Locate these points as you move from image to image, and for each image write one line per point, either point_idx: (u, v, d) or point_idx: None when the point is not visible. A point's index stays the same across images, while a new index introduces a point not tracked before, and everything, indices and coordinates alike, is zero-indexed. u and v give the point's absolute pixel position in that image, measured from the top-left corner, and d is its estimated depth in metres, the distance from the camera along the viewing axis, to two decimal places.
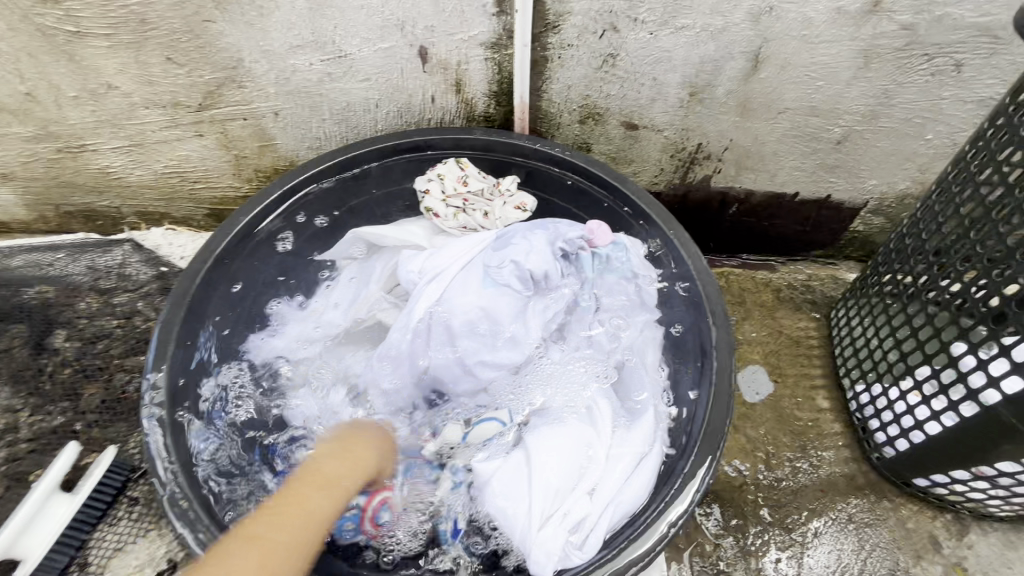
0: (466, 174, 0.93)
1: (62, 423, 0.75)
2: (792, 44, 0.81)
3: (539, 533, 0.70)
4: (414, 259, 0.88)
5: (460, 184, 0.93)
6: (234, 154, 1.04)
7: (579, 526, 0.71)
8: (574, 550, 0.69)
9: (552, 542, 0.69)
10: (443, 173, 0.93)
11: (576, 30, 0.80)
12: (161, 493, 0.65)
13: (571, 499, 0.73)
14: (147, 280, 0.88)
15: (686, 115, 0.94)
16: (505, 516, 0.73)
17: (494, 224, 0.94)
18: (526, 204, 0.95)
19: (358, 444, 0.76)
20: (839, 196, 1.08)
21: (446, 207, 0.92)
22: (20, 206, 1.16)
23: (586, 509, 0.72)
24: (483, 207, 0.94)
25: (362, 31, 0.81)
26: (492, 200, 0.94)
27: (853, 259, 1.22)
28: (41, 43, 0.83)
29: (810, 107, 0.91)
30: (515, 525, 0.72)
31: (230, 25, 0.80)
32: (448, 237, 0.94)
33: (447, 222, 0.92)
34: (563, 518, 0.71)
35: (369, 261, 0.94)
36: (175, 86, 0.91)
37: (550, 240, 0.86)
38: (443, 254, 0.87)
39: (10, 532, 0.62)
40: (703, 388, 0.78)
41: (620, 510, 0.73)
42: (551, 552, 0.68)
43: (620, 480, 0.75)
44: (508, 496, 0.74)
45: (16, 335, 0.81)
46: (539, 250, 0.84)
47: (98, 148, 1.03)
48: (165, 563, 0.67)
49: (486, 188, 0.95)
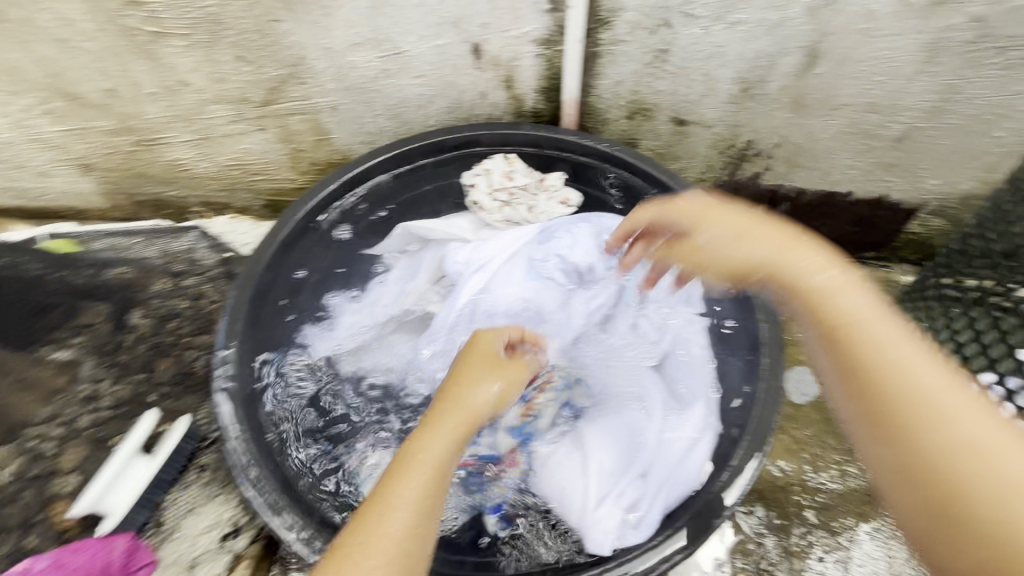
0: (512, 169, 0.96)
1: (138, 393, 0.81)
2: (852, 38, 0.79)
3: (596, 512, 0.73)
4: (461, 250, 0.93)
5: (506, 178, 0.97)
6: (293, 147, 1.09)
7: (633, 507, 0.74)
8: (630, 530, 0.72)
9: (607, 521, 0.72)
10: (489, 168, 0.96)
11: (628, 26, 0.80)
12: (233, 458, 0.72)
13: (625, 481, 0.75)
14: (211, 264, 0.96)
15: (737, 111, 0.93)
16: (563, 495, 0.76)
17: (538, 218, 0.98)
18: (570, 198, 0.98)
19: (461, 386, 0.63)
20: (897, 196, 1.04)
21: (491, 200, 0.96)
22: (98, 194, 1.25)
23: (640, 492, 0.74)
24: (528, 201, 0.97)
25: (419, 29, 0.84)
26: (536, 194, 0.97)
27: (909, 262, 1.18)
28: (125, 42, 0.90)
29: (869, 102, 0.88)
30: (573, 502, 0.75)
31: (296, 25, 0.85)
32: (493, 231, 0.98)
33: (492, 215, 0.97)
34: (617, 500, 0.74)
35: (419, 254, 0.97)
36: (242, 83, 0.96)
37: (596, 233, 0.90)
38: (487, 247, 0.92)
39: (98, 489, 0.69)
40: (753, 383, 0.79)
41: (673, 494, 0.74)
42: (606, 531, 0.72)
43: (672, 464, 0.75)
44: (566, 475, 0.77)
45: (99, 311, 0.85)
46: (584, 245, 0.89)
47: (170, 141, 1.10)
48: (229, 527, 0.73)
49: (530, 183, 0.97)
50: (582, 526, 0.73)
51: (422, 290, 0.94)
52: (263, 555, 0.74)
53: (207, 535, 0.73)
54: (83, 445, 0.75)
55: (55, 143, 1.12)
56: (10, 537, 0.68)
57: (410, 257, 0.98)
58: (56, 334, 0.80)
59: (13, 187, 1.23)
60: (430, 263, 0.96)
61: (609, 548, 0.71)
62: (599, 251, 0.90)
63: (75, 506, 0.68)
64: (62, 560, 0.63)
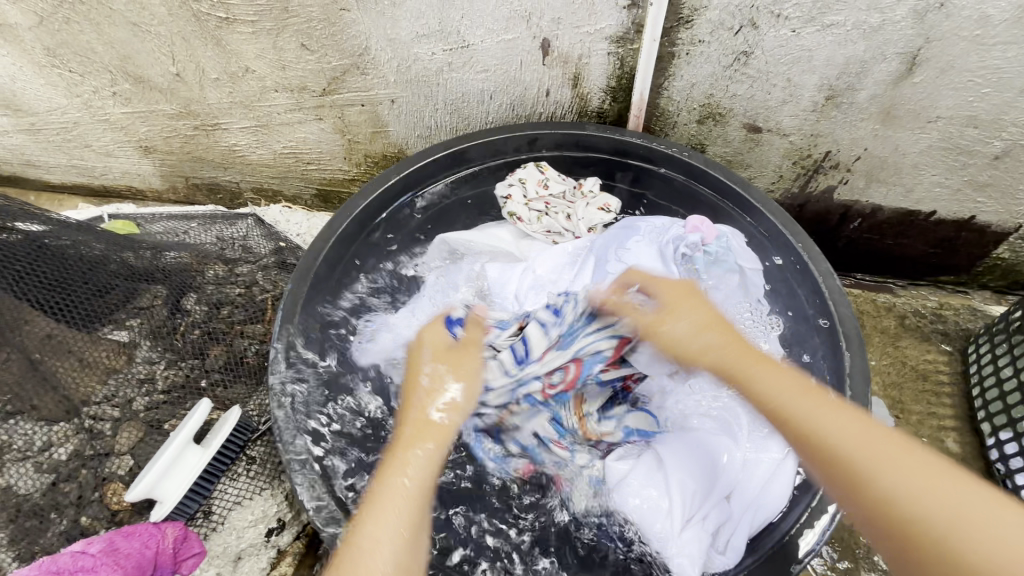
0: (546, 177, 0.93)
1: (191, 379, 0.82)
2: (959, 45, 0.73)
3: (680, 536, 0.68)
4: (510, 278, 0.91)
5: (541, 187, 0.94)
6: (348, 138, 1.08)
7: (718, 530, 0.70)
8: (717, 555, 0.69)
9: (694, 545, 0.67)
10: (524, 178, 0.93)
11: (710, 26, 0.76)
12: (296, 474, 0.69)
13: (709, 504, 0.70)
14: (265, 253, 0.97)
15: (818, 120, 0.87)
16: (641, 515, 0.71)
17: (577, 227, 0.93)
18: (610, 204, 0.93)
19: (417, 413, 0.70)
20: (986, 218, 0.96)
21: (528, 211, 0.92)
22: (156, 175, 1.27)
23: (725, 514, 0.70)
24: (566, 209, 0.94)
25: (488, 22, 0.81)
26: (573, 202, 0.93)
27: (991, 289, 1.09)
28: (193, 27, 0.90)
29: (970, 116, 0.81)
30: (652, 525, 0.70)
31: (363, 14, 0.83)
32: (532, 242, 0.94)
33: (530, 226, 0.93)
34: (704, 522, 0.69)
35: (454, 265, 0.94)
36: (304, 72, 0.95)
37: (653, 243, 0.83)
38: (537, 265, 0.90)
39: (154, 474, 0.66)
40: None
41: (759, 514, 0.71)
42: (692, 556, 0.67)
43: (760, 480, 0.73)
44: (645, 497, 0.71)
45: (156, 294, 0.83)
46: (644, 262, 0.80)
47: (228, 127, 1.11)
48: (275, 523, 0.75)
49: (566, 191, 0.94)
50: (664, 548, 0.69)
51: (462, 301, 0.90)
52: (308, 551, 0.75)
53: (256, 527, 0.75)
54: (138, 426, 0.78)
55: (120, 124, 1.14)
56: (66, 513, 0.72)
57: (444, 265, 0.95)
58: (114, 315, 0.79)
59: (78, 164, 1.27)
60: (467, 279, 0.93)
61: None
62: (664, 265, 0.80)
63: (131, 489, 0.65)
64: (115, 544, 0.63)
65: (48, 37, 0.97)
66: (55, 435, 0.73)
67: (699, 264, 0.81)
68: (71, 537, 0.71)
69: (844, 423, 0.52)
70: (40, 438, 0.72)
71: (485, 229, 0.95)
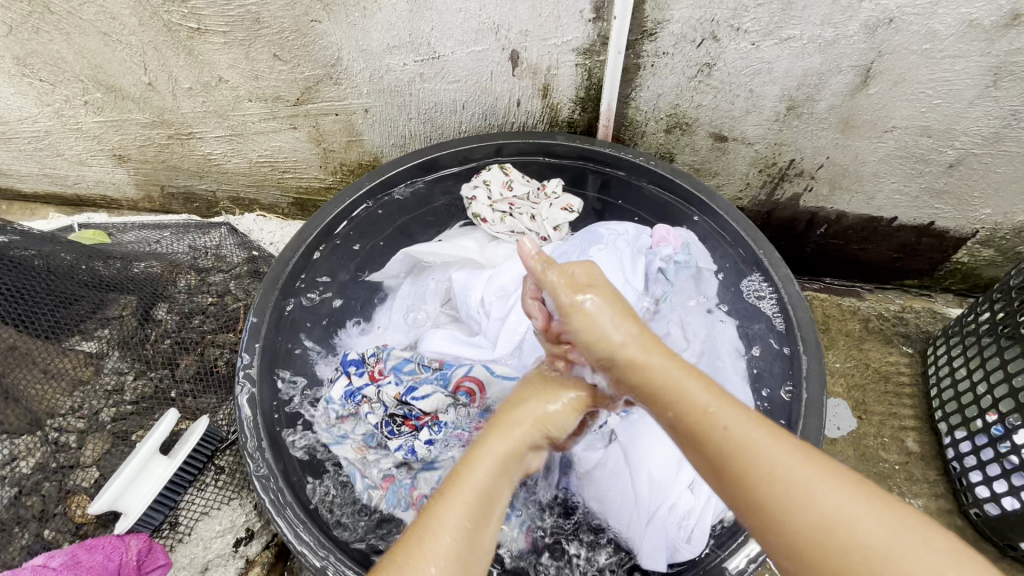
0: (510, 179, 0.93)
1: (160, 389, 0.82)
2: (910, 59, 0.76)
3: (647, 528, 0.71)
4: (475, 283, 0.87)
5: (505, 189, 0.94)
6: (324, 147, 1.09)
7: (684, 521, 0.70)
8: (682, 545, 0.70)
9: (658, 538, 0.70)
10: (488, 180, 0.94)
11: (673, 38, 0.78)
12: (262, 484, 0.69)
13: (675, 493, 0.71)
14: (238, 262, 0.96)
15: (781, 129, 0.90)
16: (612, 512, 0.75)
17: (542, 227, 0.94)
18: (573, 204, 0.93)
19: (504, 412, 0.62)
20: (945, 224, 1.00)
21: (492, 212, 0.93)
22: (130, 184, 1.27)
23: (691, 504, 0.70)
24: (530, 210, 0.94)
25: (458, 34, 0.82)
26: (537, 202, 0.93)
27: (952, 293, 1.13)
28: (164, 37, 0.90)
29: (922, 126, 0.84)
30: (621, 515, 0.74)
31: (335, 25, 0.84)
32: (499, 244, 0.95)
33: (496, 226, 0.93)
34: (671, 513, 0.70)
35: (420, 275, 0.95)
36: (278, 82, 0.96)
37: (621, 254, 0.85)
38: (503, 273, 0.87)
39: (117, 487, 0.66)
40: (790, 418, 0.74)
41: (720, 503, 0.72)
42: (657, 546, 0.70)
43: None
44: (612, 485, 0.74)
45: (127, 304, 0.83)
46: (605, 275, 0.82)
47: (203, 136, 1.11)
48: (243, 532, 0.74)
49: (530, 192, 0.94)
50: (633, 542, 0.72)
51: (432, 315, 0.92)
52: (277, 562, 0.74)
53: (223, 537, 0.74)
54: (104, 438, 0.77)
55: (93, 132, 1.13)
56: (28, 527, 0.70)
57: (410, 279, 0.95)
58: (83, 325, 0.79)
59: (51, 174, 1.26)
60: (437, 284, 0.93)
61: (665, 565, 0.70)
62: (626, 278, 0.83)
63: (93, 503, 0.64)
64: (78, 558, 0.63)
65: (18, 46, 0.97)
66: (19, 447, 0.72)
67: (670, 274, 0.85)
68: (33, 551, 0.69)
69: (745, 422, 0.49)
70: (5, 448, 0.71)
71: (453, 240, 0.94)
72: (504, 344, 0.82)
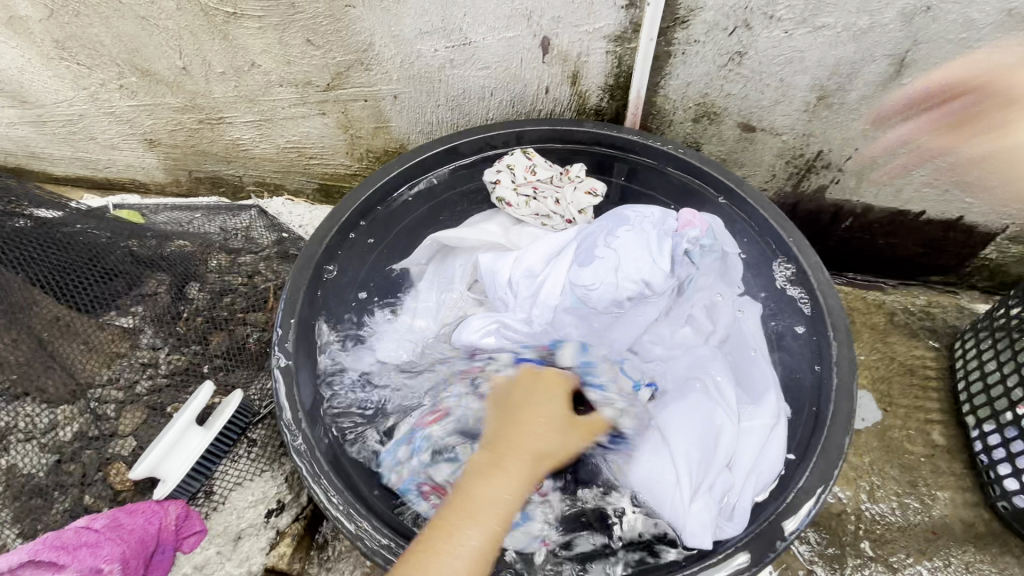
0: (533, 163, 0.93)
1: (192, 364, 0.84)
2: (945, 49, 0.75)
3: (690, 507, 0.71)
4: (503, 264, 0.87)
5: (528, 173, 0.93)
6: (351, 133, 1.10)
7: (725, 497, 0.72)
8: (726, 522, 0.71)
9: (704, 519, 0.70)
10: (512, 164, 0.93)
11: (705, 26, 0.78)
12: (297, 454, 0.72)
13: (715, 474, 0.73)
14: (267, 244, 0.98)
15: (810, 120, 0.89)
16: (652, 491, 0.75)
17: (567, 210, 0.93)
18: (597, 188, 0.93)
19: None
20: (974, 219, 0.99)
21: (517, 195, 0.91)
22: (160, 169, 1.29)
23: (730, 482, 0.72)
24: (554, 194, 0.92)
25: (490, 20, 0.83)
26: (561, 186, 0.93)
27: (979, 290, 1.12)
28: (201, 21, 0.92)
29: (956, 117, 0.84)
30: (661, 499, 0.73)
31: (368, 11, 0.85)
32: (524, 228, 0.93)
33: (520, 211, 0.91)
34: (713, 490, 0.72)
35: (446, 261, 0.94)
36: (309, 67, 0.97)
37: (644, 234, 0.81)
38: (531, 253, 0.86)
39: (157, 454, 0.68)
40: (824, 403, 0.75)
41: (759, 480, 0.74)
42: (703, 525, 0.70)
43: (754, 451, 0.75)
44: (652, 470, 0.74)
45: (160, 281, 0.85)
46: (630, 255, 0.79)
47: (232, 121, 1.13)
48: (275, 504, 0.78)
49: (554, 176, 0.94)
50: (677, 523, 0.72)
51: (459, 295, 0.91)
52: (305, 534, 0.78)
53: (255, 508, 0.77)
54: (140, 409, 0.80)
55: (126, 117, 1.16)
56: (69, 492, 0.75)
57: (436, 265, 0.95)
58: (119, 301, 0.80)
59: (83, 157, 1.29)
60: (463, 268, 0.92)
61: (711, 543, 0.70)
62: (650, 259, 0.80)
63: (135, 469, 0.66)
64: (120, 520, 0.67)
65: (58, 29, 0.99)
66: (59, 416, 0.76)
67: (694, 257, 0.82)
68: None
69: None
70: (45, 418, 0.75)
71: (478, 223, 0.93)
72: (535, 321, 0.83)
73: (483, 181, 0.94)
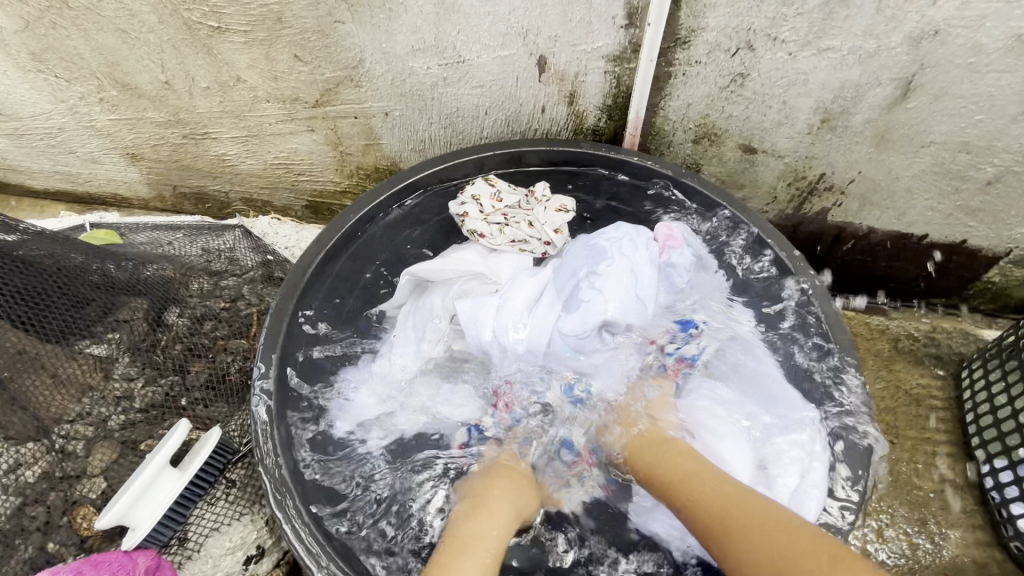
0: (498, 190, 0.91)
1: (170, 397, 0.81)
2: (953, 73, 0.73)
3: None
4: (486, 308, 0.82)
5: (494, 200, 0.91)
6: (341, 151, 1.07)
7: None
8: None
9: None
10: (476, 194, 0.90)
11: (707, 47, 0.75)
12: (290, 512, 0.67)
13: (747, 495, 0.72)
14: (250, 266, 0.98)
15: (813, 142, 0.87)
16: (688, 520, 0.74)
17: (542, 231, 0.90)
18: (566, 204, 0.92)
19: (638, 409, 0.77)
20: (978, 242, 0.97)
21: (488, 225, 0.89)
22: (142, 184, 1.25)
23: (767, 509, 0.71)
24: (525, 217, 0.90)
25: (484, 38, 0.80)
26: (531, 208, 0.91)
27: (981, 312, 1.10)
28: (184, 36, 0.89)
29: (962, 142, 0.82)
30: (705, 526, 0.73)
31: (358, 27, 0.82)
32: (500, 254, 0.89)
33: (495, 239, 0.89)
34: None
35: (422, 298, 0.87)
36: (297, 83, 0.94)
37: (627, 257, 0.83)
38: (513, 298, 0.82)
39: (126, 501, 0.65)
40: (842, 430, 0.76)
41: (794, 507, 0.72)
42: None
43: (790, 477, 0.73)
44: None
45: (136, 308, 0.81)
46: (620, 282, 0.81)
47: (218, 136, 1.09)
48: (255, 550, 0.76)
49: (520, 200, 0.92)
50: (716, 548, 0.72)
51: (443, 334, 0.84)
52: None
53: (232, 555, 0.75)
54: (112, 446, 0.77)
55: (107, 130, 1.12)
56: (32, 538, 0.71)
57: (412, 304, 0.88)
58: (93, 329, 0.76)
59: (63, 170, 1.24)
60: (439, 308, 0.85)
61: None
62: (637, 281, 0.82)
63: (103, 517, 0.64)
64: None
65: (35, 41, 0.95)
66: (25, 454, 0.71)
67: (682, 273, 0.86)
68: (37, 564, 0.70)
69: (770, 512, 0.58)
70: (10, 457, 0.70)
71: (450, 254, 0.88)
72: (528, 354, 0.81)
73: (452, 216, 0.92)
